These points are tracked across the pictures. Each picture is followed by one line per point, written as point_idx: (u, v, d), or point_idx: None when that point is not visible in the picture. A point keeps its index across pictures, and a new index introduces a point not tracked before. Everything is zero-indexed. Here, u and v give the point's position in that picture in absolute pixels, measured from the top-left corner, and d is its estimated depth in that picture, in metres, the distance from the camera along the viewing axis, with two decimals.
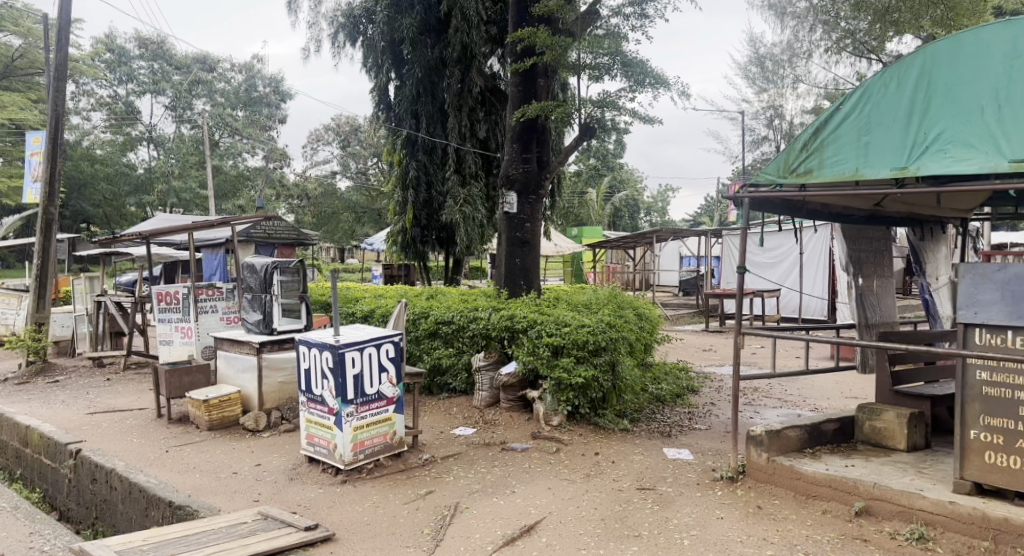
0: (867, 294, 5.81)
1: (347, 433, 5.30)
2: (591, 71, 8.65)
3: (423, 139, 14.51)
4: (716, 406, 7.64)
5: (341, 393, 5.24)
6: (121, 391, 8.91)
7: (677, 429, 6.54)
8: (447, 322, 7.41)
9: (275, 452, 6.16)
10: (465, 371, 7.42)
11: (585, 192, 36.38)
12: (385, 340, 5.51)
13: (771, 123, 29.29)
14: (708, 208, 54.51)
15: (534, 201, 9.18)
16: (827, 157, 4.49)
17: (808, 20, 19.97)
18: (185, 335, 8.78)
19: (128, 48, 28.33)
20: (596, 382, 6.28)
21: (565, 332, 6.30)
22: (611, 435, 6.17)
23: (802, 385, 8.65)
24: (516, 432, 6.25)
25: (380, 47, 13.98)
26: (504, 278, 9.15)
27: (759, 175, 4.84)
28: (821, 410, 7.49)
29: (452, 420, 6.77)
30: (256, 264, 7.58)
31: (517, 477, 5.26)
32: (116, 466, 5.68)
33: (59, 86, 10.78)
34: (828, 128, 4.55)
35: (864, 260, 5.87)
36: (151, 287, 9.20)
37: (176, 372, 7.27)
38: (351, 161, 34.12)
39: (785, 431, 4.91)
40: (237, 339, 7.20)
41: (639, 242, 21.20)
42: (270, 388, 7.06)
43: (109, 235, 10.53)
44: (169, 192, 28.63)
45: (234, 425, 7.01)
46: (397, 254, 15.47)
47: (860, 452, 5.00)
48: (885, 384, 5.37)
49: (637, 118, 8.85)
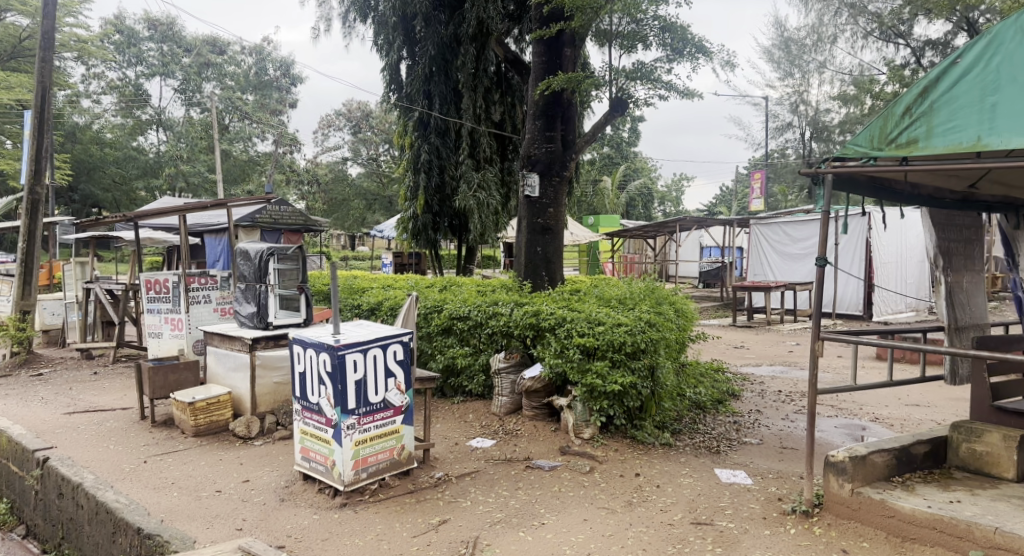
0: (957, 290, 4.82)
1: (347, 449, 4.52)
2: (624, 40, 7.77)
3: (436, 119, 13.65)
4: (763, 415, 6.82)
5: (341, 403, 4.46)
6: (107, 388, 8.22)
7: (725, 444, 5.73)
8: (462, 318, 6.64)
9: (266, 466, 5.41)
10: (481, 373, 6.63)
11: (600, 180, 35.39)
12: (392, 340, 4.73)
13: (795, 109, 27.97)
14: (724, 198, 53.27)
15: (558, 184, 8.32)
16: (938, 123, 3.62)
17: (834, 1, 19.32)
18: (175, 328, 8.04)
19: (137, 29, 27.68)
20: (634, 389, 5.45)
21: (599, 332, 5.46)
22: (651, 451, 5.36)
23: (856, 389, 7.78)
24: (542, 446, 5.46)
25: (391, 23, 13.07)
26: (524, 269, 8.29)
27: (847, 146, 4.00)
28: (883, 420, 6.65)
29: (468, 430, 6.00)
30: (250, 251, 6.79)
31: (547, 505, 4.47)
32: (84, 481, 4.96)
33: (46, 57, 9.98)
34: (941, 86, 3.65)
35: (955, 253, 4.88)
36: (140, 275, 8.50)
37: (159, 370, 6.50)
38: (362, 148, 32.85)
39: (872, 456, 4.07)
40: (227, 335, 6.41)
41: (660, 232, 20.25)
42: (263, 389, 6.27)
43: (98, 218, 9.79)
44: (177, 176, 28.04)
45: (223, 431, 6.28)
46: (408, 242, 14.57)
47: (959, 482, 4.14)
48: (983, 399, 4.47)
49: (674, 92, 7.98)
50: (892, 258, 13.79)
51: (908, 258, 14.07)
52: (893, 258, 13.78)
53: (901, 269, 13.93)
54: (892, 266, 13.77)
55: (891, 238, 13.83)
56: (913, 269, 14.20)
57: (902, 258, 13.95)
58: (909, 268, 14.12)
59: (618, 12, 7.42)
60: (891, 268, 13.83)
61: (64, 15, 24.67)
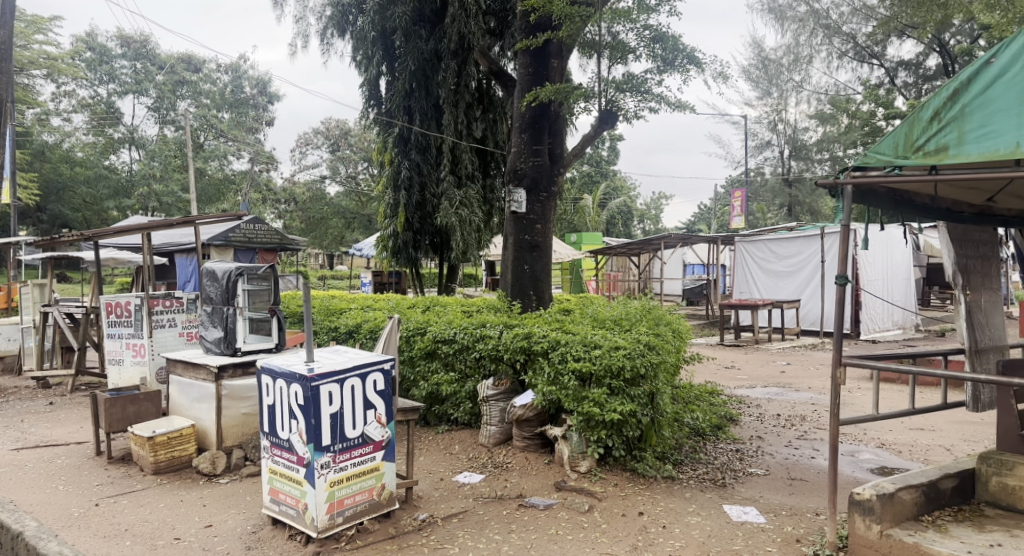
0: (976, 311, 4.42)
1: (320, 491, 4.05)
2: (613, 51, 7.41)
3: (416, 135, 13.27)
4: (765, 441, 6.47)
5: (315, 439, 4.00)
6: (61, 420, 7.62)
7: (730, 475, 5.36)
8: (447, 341, 6.22)
9: (232, 508, 4.92)
10: (468, 401, 6.18)
11: (581, 198, 35.19)
12: (372, 369, 4.30)
13: (773, 127, 28.08)
14: (704, 215, 53.49)
15: (546, 200, 7.98)
16: (970, 128, 3.34)
17: (809, 25, 19.46)
18: (136, 354, 7.50)
19: (109, 46, 27.16)
20: (634, 418, 5.06)
21: (596, 357, 5.09)
22: (653, 485, 4.96)
23: (856, 412, 7.46)
24: (535, 481, 5.03)
25: (370, 38, 12.80)
26: (511, 286, 7.91)
27: (868, 155, 3.70)
28: (889, 446, 6.34)
29: (453, 464, 5.55)
30: (217, 270, 6.28)
31: (544, 551, 4.03)
32: (25, 529, 4.44)
33: (4, 68, 9.45)
34: (974, 89, 3.38)
35: (973, 269, 4.46)
36: (100, 298, 7.98)
37: (117, 402, 5.96)
38: (341, 166, 32.19)
39: (899, 494, 3.71)
40: (191, 362, 5.91)
41: (644, 249, 19.99)
42: (230, 421, 5.78)
43: (54, 237, 9.22)
44: (150, 196, 27.10)
45: (186, 467, 5.76)
46: (387, 260, 14.05)
47: (993, 521, 3.80)
48: (1011, 428, 4.11)
49: (667, 105, 7.73)
50: (878, 276, 13.72)
51: (894, 275, 14.04)
52: (879, 276, 13.70)
53: (887, 286, 13.84)
54: (878, 285, 13.71)
55: (877, 256, 13.72)
56: (899, 286, 14.18)
57: (889, 277, 13.92)
58: (895, 287, 14.10)
59: (605, 21, 7.17)
60: (877, 285, 13.70)
61: (33, 32, 24.04)
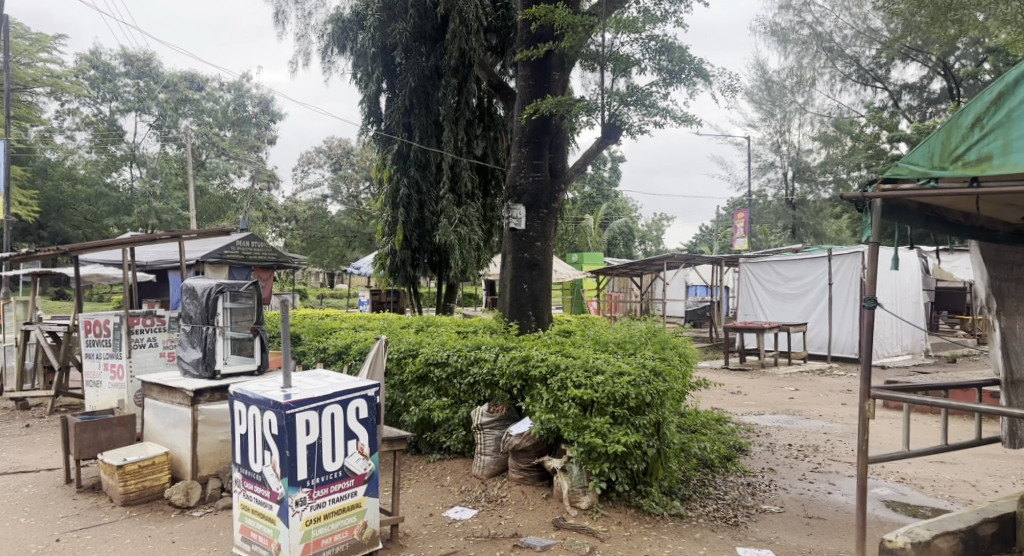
0: (1012, 337, 4.09)
1: (295, 530, 3.67)
2: (616, 62, 7.13)
3: (416, 153, 13.00)
4: (777, 474, 6.07)
5: (289, 472, 3.65)
6: (35, 444, 7.23)
7: (743, 514, 4.94)
8: (440, 364, 5.87)
9: (203, 545, 4.53)
10: (462, 428, 5.80)
11: (582, 219, 34.90)
12: (356, 395, 3.95)
13: (777, 149, 27.89)
14: (706, 236, 53.40)
15: (545, 216, 7.66)
16: (1016, 136, 3.17)
17: (811, 47, 19.44)
18: (114, 376, 7.13)
19: (113, 65, 27.03)
20: (639, 450, 4.67)
21: (598, 384, 4.74)
22: (660, 525, 4.56)
23: (873, 442, 7.04)
24: (532, 519, 4.63)
25: (370, 55, 12.67)
26: (510, 307, 7.56)
27: (899, 166, 3.54)
28: (909, 480, 5.92)
29: (445, 496, 5.17)
30: (197, 287, 5.94)
31: None
32: None
33: None
34: (1019, 92, 3.22)
35: (1009, 293, 4.15)
36: (79, 316, 7.62)
37: (88, 426, 5.60)
38: (342, 186, 32.05)
39: (936, 541, 3.35)
40: (167, 385, 5.54)
41: (646, 270, 19.65)
42: (207, 448, 5.41)
43: (34, 252, 8.88)
44: (150, 213, 26.58)
45: (157, 498, 5.37)
46: (384, 280, 13.50)
47: None
48: None
49: (671, 119, 7.45)
50: (888, 299, 13.36)
51: (904, 298, 13.66)
52: (888, 299, 13.33)
53: (897, 309, 13.48)
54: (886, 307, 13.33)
55: (886, 279, 13.37)
56: (909, 309, 13.80)
57: (898, 299, 13.54)
58: (905, 309, 13.69)
59: (609, 30, 6.92)
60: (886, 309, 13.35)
61: (37, 49, 24.05)
